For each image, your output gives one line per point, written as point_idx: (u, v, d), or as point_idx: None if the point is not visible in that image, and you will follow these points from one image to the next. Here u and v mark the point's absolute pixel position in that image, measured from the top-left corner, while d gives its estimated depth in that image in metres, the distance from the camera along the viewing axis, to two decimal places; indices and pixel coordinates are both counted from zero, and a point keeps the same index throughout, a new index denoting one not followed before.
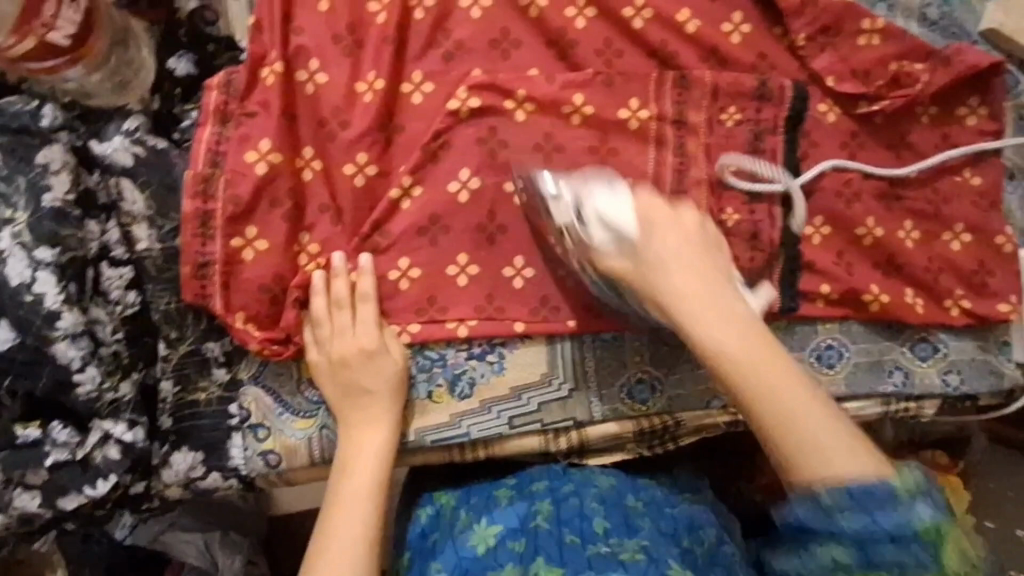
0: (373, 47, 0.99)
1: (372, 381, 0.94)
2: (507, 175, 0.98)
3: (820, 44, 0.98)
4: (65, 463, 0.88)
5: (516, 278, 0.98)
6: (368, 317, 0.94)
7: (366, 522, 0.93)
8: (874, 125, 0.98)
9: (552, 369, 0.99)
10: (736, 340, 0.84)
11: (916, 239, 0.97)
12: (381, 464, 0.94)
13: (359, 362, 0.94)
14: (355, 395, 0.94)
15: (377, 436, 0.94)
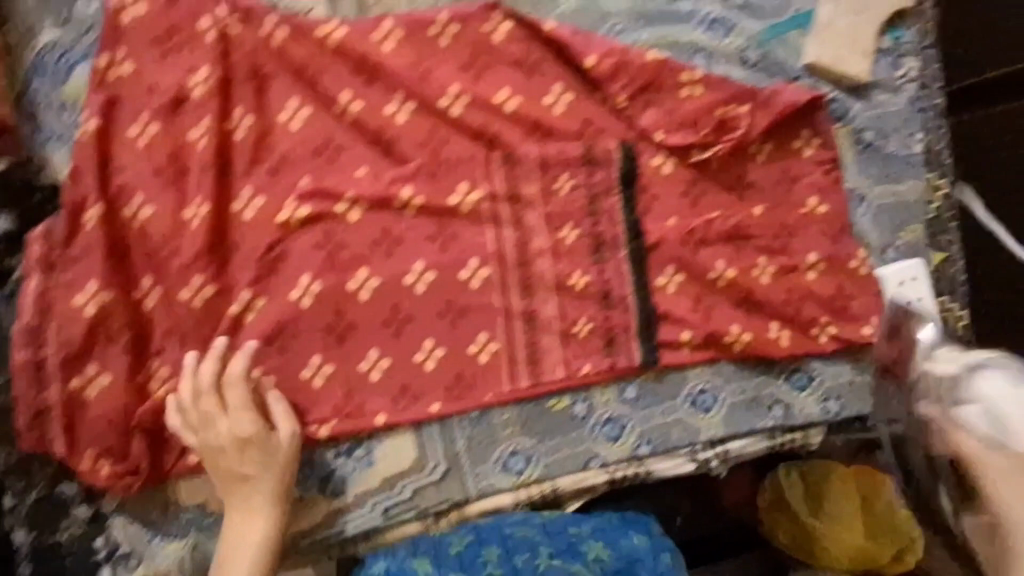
0: (193, 175, 0.84)
1: (246, 470, 0.81)
2: (350, 274, 0.89)
3: (653, 101, 0.95)
4: None
5: (373, 372, 0.90)
6: (240, 396, 0.82)
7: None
8: (709, 173, 0.97)
9: (423, 454, 0.92)
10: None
11: (772, 273, 0.98)
12: (255, 564, 0.79)
13: (228, 452, 0.81)
14: (231, 483, 0.81)
15: (259, 528, 0.80)
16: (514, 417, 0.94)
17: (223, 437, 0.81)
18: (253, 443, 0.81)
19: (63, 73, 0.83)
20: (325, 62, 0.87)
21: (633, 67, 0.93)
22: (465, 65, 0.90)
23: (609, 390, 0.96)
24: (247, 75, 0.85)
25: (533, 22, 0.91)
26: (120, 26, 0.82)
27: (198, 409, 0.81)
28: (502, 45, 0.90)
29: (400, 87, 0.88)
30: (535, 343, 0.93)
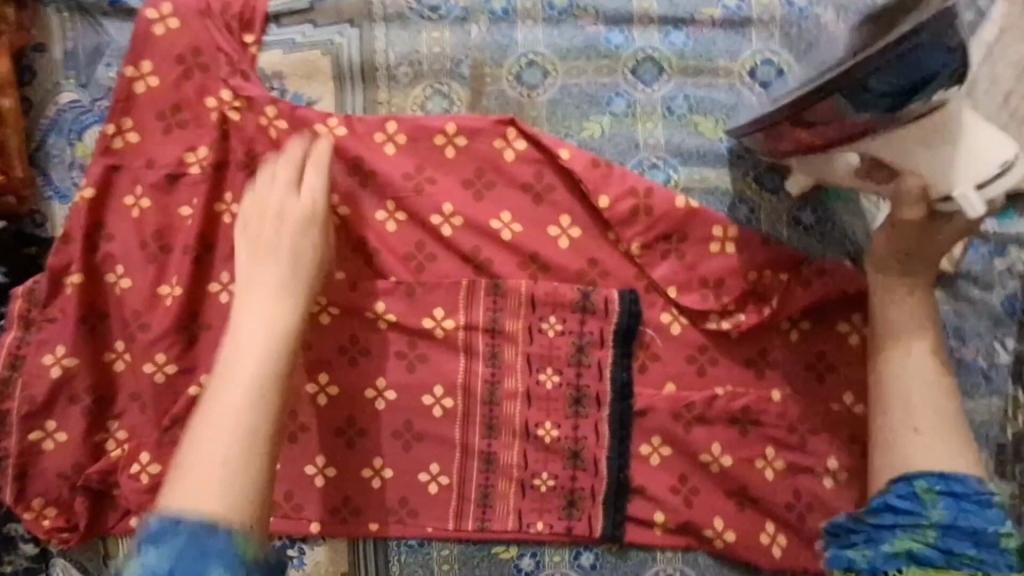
0: (176, 253, 0.83)
1: (281, 255, 0.74)
2: (312, 375, 0.86)
3: (672, 252, 0.84)
4: None
5: (318, 477, 0.86)
6: (306, 200, 0.77)
7: (246, 418, 0.65)
8: (725, 340, 0.85)
9: (354, 570, 0.87)
10: (912, 377, 0.74)
11: (778, 469, 0.84)
12: (272, 366, 0.68)
13: (281, 211, 0.76)
14: (266, 247, 0.75)
15: (279, 287, 0.73)
16: (454, 554, 0.87)
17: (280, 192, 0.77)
18: (304, 226, 0.76)
19: (76, 132, 0.85)
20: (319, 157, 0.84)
21: (654, 211, 0.83)
22: (467, 180, 0.85)
23: (562, 551, 0.86)
24: (240, 158, 0.83)
25: (548, 146, 0.84)
26: (131, 96, 0.83)
27: (268, 181, 0.78)
28: (511, 165, 0.84)
29: (394, 197, 0.84)
30: (489, 487, 0.86)
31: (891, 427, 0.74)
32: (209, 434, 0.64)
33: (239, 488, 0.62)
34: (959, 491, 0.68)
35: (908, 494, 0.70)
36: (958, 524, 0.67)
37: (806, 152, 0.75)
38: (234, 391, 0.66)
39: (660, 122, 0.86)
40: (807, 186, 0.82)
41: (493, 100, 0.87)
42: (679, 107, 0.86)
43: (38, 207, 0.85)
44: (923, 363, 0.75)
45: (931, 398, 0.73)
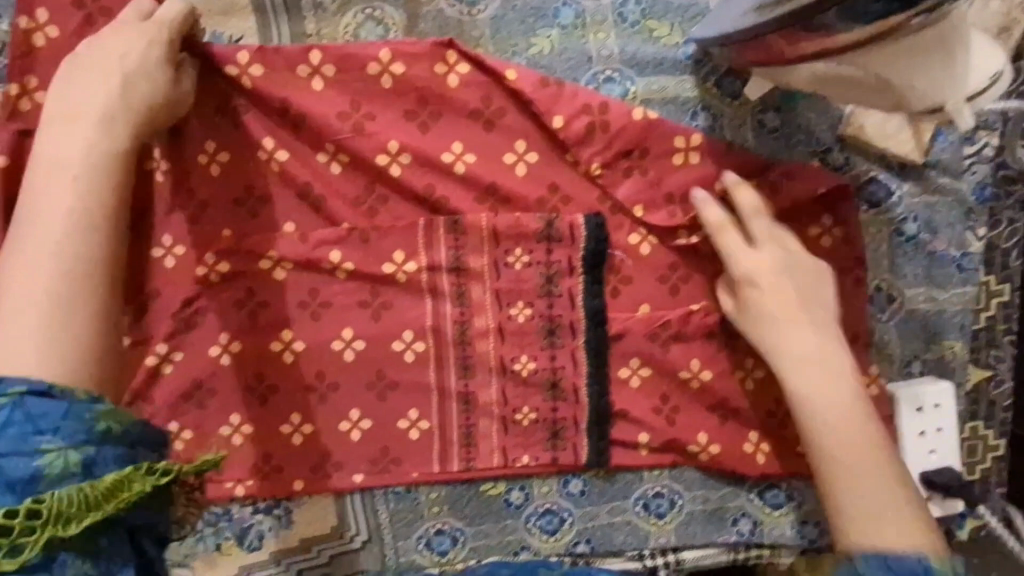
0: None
1: (99, 85, 0.64)
2: (274, 333, 0.83)
3: (635, 170, 0.81)
4: None
5: (295, 435, 0.85)
6: (145, 31, 0.69)
7: (74, 229, 0.54)
8: (697, 255, 0.82)
9: (344, 522, 0.87)
10: (816, 401, 0.73)
11: (758, 380, 0.85)
12: (111, 177, 0.59)
13: (107, 41, 0.67)
14: (85, 75, 0.65)
15: (87, 120, 0.61)
16: (441, 496, 0.87)
17: (117, 30, 0.68)
18: (137, 55, 0.67)
19: None
20: (248, 103, 0.79)
21: (611, 127, 0.79)
22: (412, 112, 0.80)
23: (550, 482, 0.87)
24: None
25: (492, 68, 0.79)
26: (31, 49, 0.76)
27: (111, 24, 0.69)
28: (455, 92, 0.79)
29: (334, 139, 0.79)
30: (471, 427, 0.85)
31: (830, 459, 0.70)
32: (23, 257, 0.52)
33: (70, 321, 0.51)
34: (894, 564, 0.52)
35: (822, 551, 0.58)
36: None
37: (766, 62, 0.69)
38: (50, 221, 0.54)
39: (611, 31, 0.81)
40: (769, 90, 0.77)
41: (430, 23, 0.81)
42: (631, 14, 0.81)
43: None
44: (825, 381, 0.73)
45: (853, 431, 0.71)
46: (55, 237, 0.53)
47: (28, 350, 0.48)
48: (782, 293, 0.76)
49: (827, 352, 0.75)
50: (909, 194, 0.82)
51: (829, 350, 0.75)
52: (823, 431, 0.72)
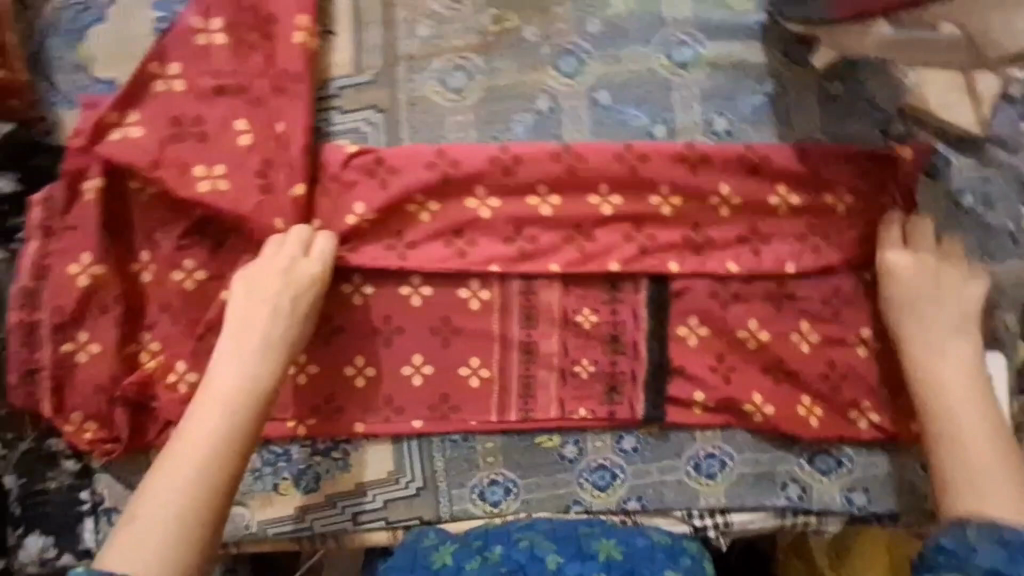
0: (188, 142, 0.78)
1: (250, 338, 0.74)
2: (347, 275, 0.86)
3: (702, 167, 0.83)
4: None
5: (358, 378, 0.87)
6: (297, 290, 0.76)
7: (191, 473, 0.68)
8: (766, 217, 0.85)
9: (400, 468, 0.89)
10: (955, 387, 0.75)
11: (814, 342, 0.86)
12: (226, 427, 0.70)
13: (265, 296, 0.75)
14: (248, 343, 0.74)
15: (239, 372, 0.72)
16: (497, 446, 0.89)
17: (279, 287, 0.75)
18: (285, 336, 0.75)
19: (78, 33, 0.82)
20: (357, 240, 0.81)
21: (682, 219, 0.84)
22: (506, 239, 0.83)
23: (604, 437, 0.89)
24: (257, 40, 0.81)
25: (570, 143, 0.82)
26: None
27: (271, 254, 0.76)
28: (535, 47, 0.83)
29: (415, 153, 0.81)
30: (531, 377, 0.87)
31: (957, 446, 0.73)
32: (165, 482, 0.67)
33: (189, 543, 0.65)
34: (1006, 537, 0.65)
35: (961, 544, 0.65)
36: (1006, 556, 0.63)
37: (844, 21, 0.73)
38: (185, 466, 0.68)
39: None
40: (833, 59, 0.81)
41: None
42: None
43: (44, 113, 0.81)
44: (965, 374, 0.76)
45: (973, 403, 0.75)
46: (184, 484, 0.67)
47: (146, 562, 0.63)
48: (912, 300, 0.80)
49: (963, 340, 0.78)
50: (968, 168, 0.85)
51: (965, 336, 0.78)
52: (965, 414, 0.74)
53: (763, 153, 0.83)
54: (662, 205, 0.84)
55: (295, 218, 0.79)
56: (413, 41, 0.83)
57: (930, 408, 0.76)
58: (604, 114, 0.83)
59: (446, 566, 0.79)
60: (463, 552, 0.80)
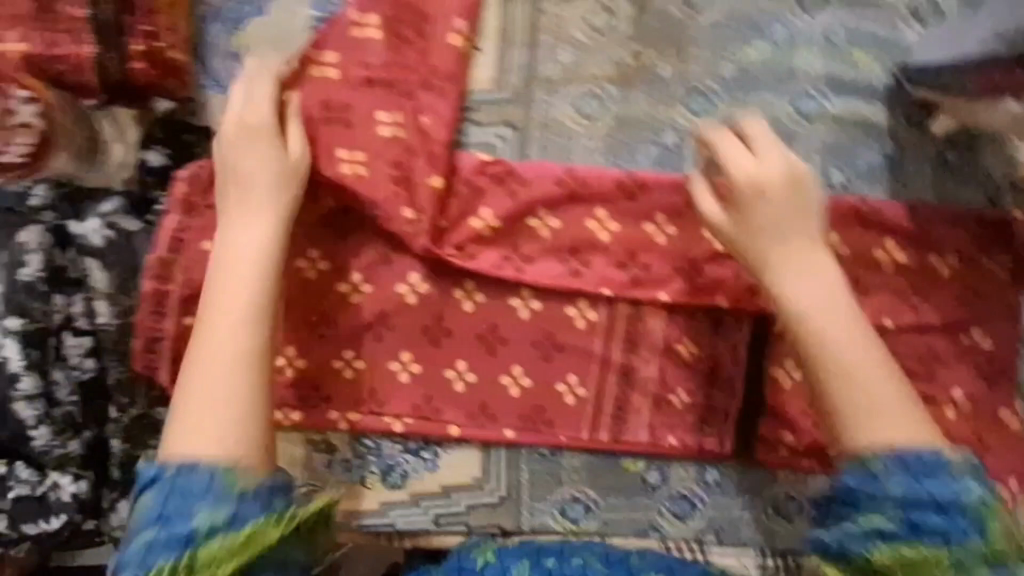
0: (336, 134, 0.81)
1: (259, 211, 0.74)
2: (460, 281, 0.87)
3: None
4: (24, 499, 0.80)
5: (457, 382, 0.89)
6: (268, 147, 0.75)
7: (230, 343, 0.69)
8: (875, 270, 0.87)
9: (486, 475, 0.91)
10: (854, 349, 0.67)
11: None
12: (252, 293, 0.71)
13: (246, 178, 0.74)
14: (231, 231, 0.73)
15: (247, 236, 0.73)
16: (582, 464, 0.91)
17: (254, 158, 0.75)
18: (270, 202, 0.74)
19: (237, 22, 0.83)
20: (476, 248, 0.86)
21: None
22: (622, 262, 0.87)
23: (689, 467, 0.90)
24: (408, 43, 0.83)
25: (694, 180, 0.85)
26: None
27: (239, 134, 0.75)
28: (670, 82, 0.85)
29: (546, 173, 0.85)
30: (625, 400, 0.90)
31: (852, 381, 0.67)
32: (206, 362, 0.69)
33: (249, 424, 0.68)
34: (919, 468, 0.63)
35: (865, 477, 0.64)
36: (914, 478, 0.62)
37: (974, 95, 0.77)
38: (220, 340, 0.69)
39: (819, 53, 0.85)
40: (952, 127, 0.84)
41: (658, 20, 0.84)
42: (840, 40, 0.85)
43: (193, 94, 0.82)
44: (829, 291, 0.70)
45: (870, 338, 0.69)
46: (225, 357, 0.69)
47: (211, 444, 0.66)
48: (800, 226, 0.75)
49: (819, 257, 0.72)
50: None
51: (820, 254, 0.72)
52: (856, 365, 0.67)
53: (875, 208, 0.86)
54: None
55: (432, 206, 0.83)
56: (554, 65, 0.85)
57: (812, 343, 0.69)
58: None
59: (490, 565, 0.80)
60: (509, 554, 0.82)
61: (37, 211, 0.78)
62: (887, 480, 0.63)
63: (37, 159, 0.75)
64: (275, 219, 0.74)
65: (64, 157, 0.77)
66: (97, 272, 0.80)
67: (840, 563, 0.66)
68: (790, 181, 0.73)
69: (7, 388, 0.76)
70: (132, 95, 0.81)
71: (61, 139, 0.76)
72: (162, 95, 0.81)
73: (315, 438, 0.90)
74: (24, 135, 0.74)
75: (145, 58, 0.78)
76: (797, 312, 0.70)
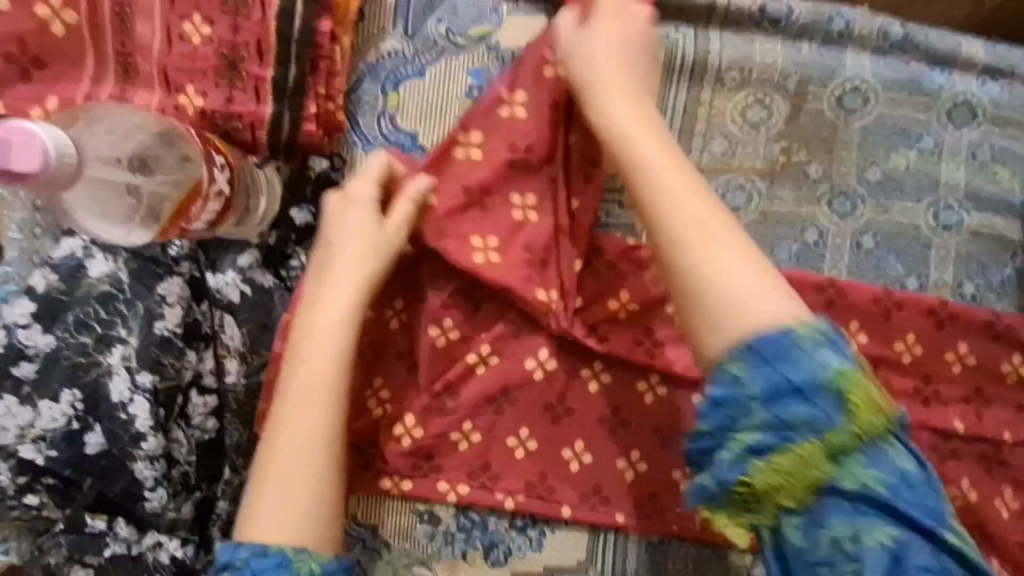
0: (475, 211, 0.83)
1: (344, 281, 0.76)
2: (587, 360, 0.87)
3: (950, 325, 0.85)
4: (119, 558, 0.73)
5: (573, 462, 0.87)
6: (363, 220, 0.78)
7: (307, 429, 0.72)
8: (1003, 386, 0.86)
9: (591, 558, 0.88)
10: (674, 175, 0.73)
11: (1015, 509, 0.84)
12: (333, 372, 0.73)
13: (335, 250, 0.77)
14: (318, 297, 0.76)
15: (334, 310, 0.75)
16: (689, 555, 0.88)
17: (348, 230, 0.78)
18: (360, 276, 0.76)
19: (393, 82, 0.87)
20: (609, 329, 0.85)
21: (920, 367, 0.84)
22: None
23: None
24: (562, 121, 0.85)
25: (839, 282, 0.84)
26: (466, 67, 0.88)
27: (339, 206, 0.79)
28: (814, 180, 0.86)
29: None
30: None
31: (685, 256, 0.69)
32: (285, 441, 0.71)
33: (320, 508, 0.70)
34: (766, 354, 0.61)
35: (729, 383, 0.62)
36: (771, 365, 0.61)
37: None
38: (300, 425, 0.72)
39: (962, 166, 0.87)
40: None
41: (810, 119, 0.86)
42: (983, 155, 0.87)
43: (342, 150, 0.86)
44: (675, 175, 0.74)
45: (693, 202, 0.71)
46: (302, 442, 0.71)
47: (285, 526, 0.68)
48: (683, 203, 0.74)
49: (665, 140, 0.78)
50: None
51: (663, 134, 0.79)
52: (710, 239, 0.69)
53: (1004, 321, 0.85)
54: (906, 351, 0.84)
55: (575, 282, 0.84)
56: (704, 154, 0.86)
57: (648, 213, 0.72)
58: (865, 258, 0.86)
59: None
60: None
61: (176, 262, 0.76)
62: (745, 377, 0.61)
63: (221, 221, 0.75)
64: (359, 288, 0.76)
65: (236, 218, 0.77)
66: (230, 329, 0.78)
67: (728, 509, 0.63)
68: (633, 45, 0.80)
69: (130, 444, 0.71)
70: (291, 153, 0.83)
71: (237, 199, 0.76)
72: (318, 156, 0.84)
73: (420, 508, 0.87)
74: (213, 204, 0.73)
75: (315, 120, 0.82)
76: (656, 210, 0.71)
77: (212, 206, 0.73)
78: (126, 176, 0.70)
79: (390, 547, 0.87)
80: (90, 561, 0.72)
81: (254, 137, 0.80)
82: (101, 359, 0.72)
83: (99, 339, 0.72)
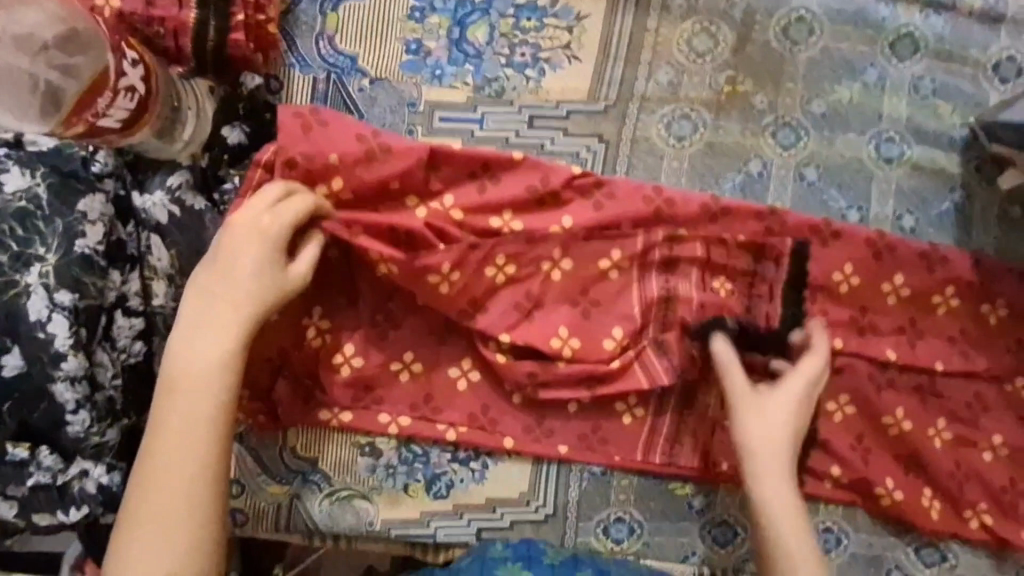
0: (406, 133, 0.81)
1: (239, 308, 0.71)
2: None
3: (888, 256, 0.85)
4: (42, 488, 0.70)
5: (516, 394, 0.86)
6: (266, 261, 0.72)
7: (185, 457, 0.67)
8: (936, 317, 0.87)
9: (533, 490, 0.88)
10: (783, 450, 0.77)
11: (946, 440, 0.87)
12: (218, 402, 0.68)
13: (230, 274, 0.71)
14: (210, 323, 0.70)
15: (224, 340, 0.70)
16: (631, 486, 0.89)
17: (248, 263, 0.71)
18: (257, 307, 0.71)
19: (333, 3, 0.86)
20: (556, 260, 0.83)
21: (855, 297, 0.86)
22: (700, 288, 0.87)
23: (735, 495, 0.89)
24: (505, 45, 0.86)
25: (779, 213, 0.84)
26: None
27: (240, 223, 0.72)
28: (757, 108, 0.86)
29: (636, 192, 0.83)
30: (681, 426, 0.88)
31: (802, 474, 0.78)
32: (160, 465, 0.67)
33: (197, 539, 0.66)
34: None
35: None
36: None
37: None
38: (178, 450, 0.67)
39: (905, 98, 0.88)
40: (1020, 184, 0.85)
41: (758, 49, 0.87)
42: (925, 88, 0.88)
43: (278, 72, 0.85)
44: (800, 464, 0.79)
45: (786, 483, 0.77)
46: (177, 470, 0.66)
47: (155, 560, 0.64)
48: (676, 250, 0.82)
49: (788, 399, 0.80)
50: None
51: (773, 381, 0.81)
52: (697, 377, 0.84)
53: (940, 253, 0.86)
54: (843, 282, 0.85)
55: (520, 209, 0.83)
56: (650, 84, 0.86)
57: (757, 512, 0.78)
58: (807, 190, 0.86)
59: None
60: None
61: (100, 179, 0.73)
62: None
63: (134, 125, 0.74)
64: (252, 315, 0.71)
65: (152, 125, 0.76)
66: (159, 250, 0.76)
67: None
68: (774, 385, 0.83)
69: (49, 366, 0.68)
70: (222, 70, 0.82)
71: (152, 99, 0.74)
72: (252, 72, 0.82)
73: (361, 440, 0.86)
74: (126, 101, 0.72)
75: (245, 30, 0.80)
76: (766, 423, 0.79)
77: (125, 105, 0.72)
78: (20, 61, 0.70)
79: (330, 480, 0.86)
80: (12, 492, 0.70)
81: (178, 46, 0.79)
82: (18, 278, 0.68)
83: (14, 257, 0.68)
